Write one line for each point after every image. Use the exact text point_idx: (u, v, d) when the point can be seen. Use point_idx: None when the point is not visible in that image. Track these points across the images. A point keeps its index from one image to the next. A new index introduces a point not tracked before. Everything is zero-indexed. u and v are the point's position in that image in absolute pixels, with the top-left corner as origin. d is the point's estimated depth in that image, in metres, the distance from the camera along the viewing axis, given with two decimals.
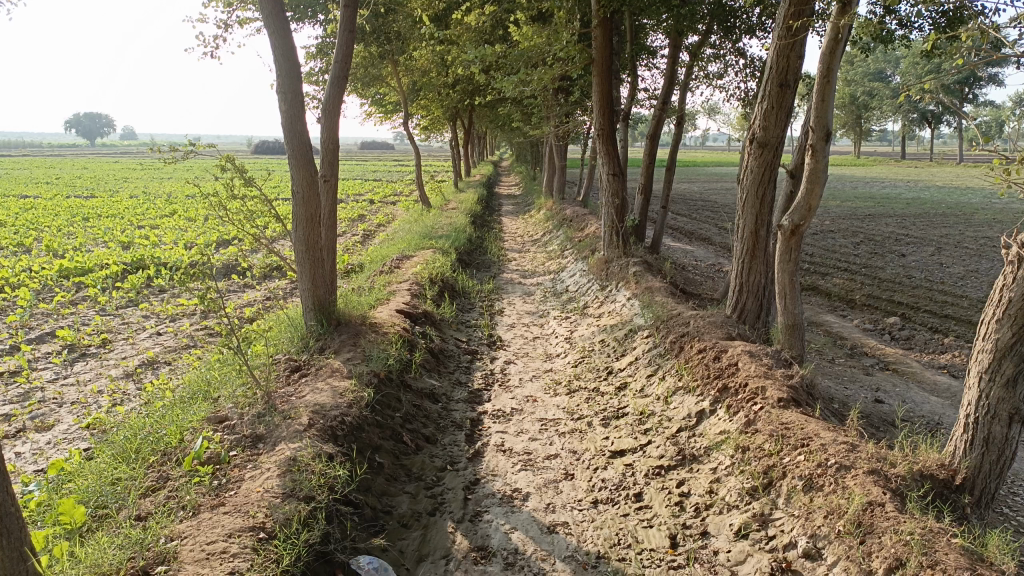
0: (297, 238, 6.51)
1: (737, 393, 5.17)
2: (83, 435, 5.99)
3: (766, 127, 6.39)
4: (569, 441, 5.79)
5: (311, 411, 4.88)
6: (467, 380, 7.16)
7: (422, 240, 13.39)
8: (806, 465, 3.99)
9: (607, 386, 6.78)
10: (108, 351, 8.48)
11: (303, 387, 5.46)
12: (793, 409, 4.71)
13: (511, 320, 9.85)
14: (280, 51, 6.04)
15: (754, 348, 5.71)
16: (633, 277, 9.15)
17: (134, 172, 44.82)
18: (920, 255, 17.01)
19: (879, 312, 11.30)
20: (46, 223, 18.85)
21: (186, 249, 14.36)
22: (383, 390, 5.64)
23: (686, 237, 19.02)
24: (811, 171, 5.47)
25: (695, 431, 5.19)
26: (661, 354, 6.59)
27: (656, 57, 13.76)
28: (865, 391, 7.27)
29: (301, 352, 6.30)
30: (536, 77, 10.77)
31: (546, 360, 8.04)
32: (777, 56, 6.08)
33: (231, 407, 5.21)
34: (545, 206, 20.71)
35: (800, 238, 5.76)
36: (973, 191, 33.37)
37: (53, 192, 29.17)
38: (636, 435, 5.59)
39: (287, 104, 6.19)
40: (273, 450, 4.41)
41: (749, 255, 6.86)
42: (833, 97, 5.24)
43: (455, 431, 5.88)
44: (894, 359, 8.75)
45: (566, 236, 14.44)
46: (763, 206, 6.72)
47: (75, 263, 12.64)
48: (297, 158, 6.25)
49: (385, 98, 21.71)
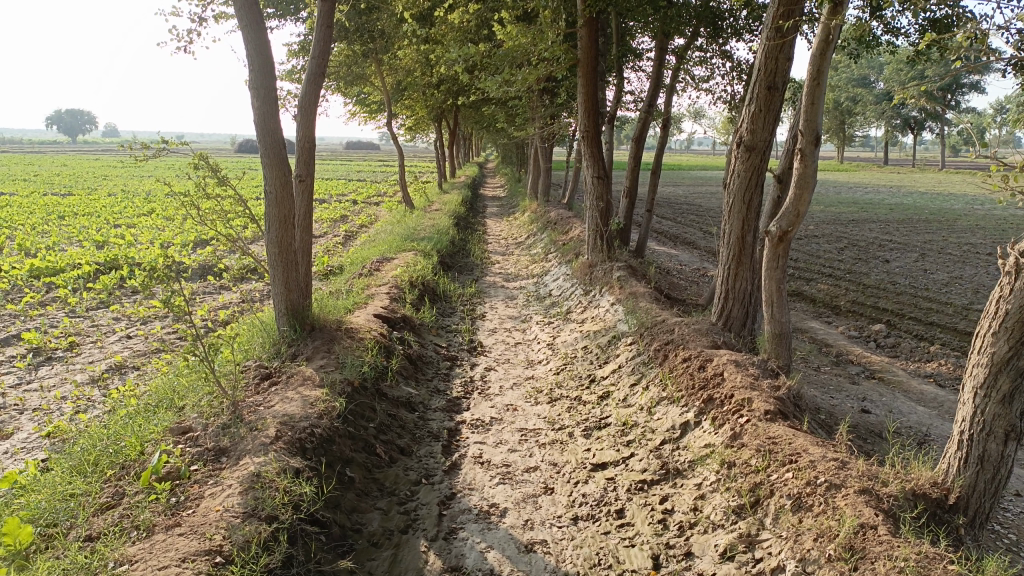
0: (270, 240, 6.28)
1: (723, 405, 5.00)
2: (42, 444, 5.73)
3: (754, 130, 6.24)
4: (549, 452, 5.60)
5: (279, 422, 4.66)
6: (445, 388, 6.95)
7: (404, 241, 13.17)
8: (794, 483, 3.82)
9: (589, 395, 6.60)
10: (75, 355, 8.20)
11: (272, 396, 5.24)
12: (781, 422, 4.54)
13: (493, 324, 9.66)
14: (252, 46, 5.81)
15: (740, 358, 5.55)
16: (618, 282, 8.99)
17: (114, 169, 44.18)
18: (904, 260, 17.00)
19: (865, 318, 11.21)
20: (20, 221, 18.44)
21: (161, 249, 14.05)
22: (356, 399, 5.42)
23: (671, 241, 18.90)
24: (799, 176, 5.32)
25: (679, 444, 5.02)
26: (645, 362, 6.42)
27: (642, 60, 13.63)
28: (851, 401, 7.14)
29: (272, 359, 6.06)
30: (520, 77, 10.58)
31: (527, 367, 7.85)
32: (766, 58, 5.94)
33: (195, 417, 4.97)
34: (529, 208, 20.55)
35: (787, 245, 5.61)
36: (955, 197, 33.62)
37: (30, 189, 28.68)
38: (619, 447, 5.41)
39: (260, 101, 5.95)
40: (236, 465, 4.19)
41: (735, 261, 6.70)
42: (822, 100, 5.09)
43: (432, 442, 5.68)
44: (880, 367, 8.64)
45: (551, 239, 14.27)
46: (750, 211, 6.57)
47: (46, 263, 12.31)
48: (270, 157, 6.03)
49: (369, 98, 21.47)
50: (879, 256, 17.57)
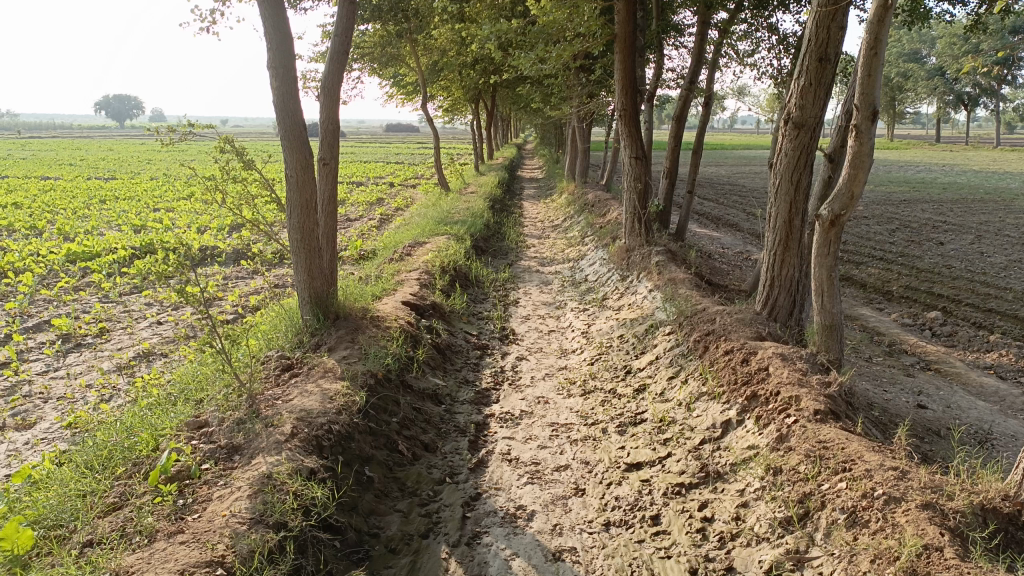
0: (291, 225, 6.06)
1: (768, 403, 4.66)
2: (62, 436, 5.62)
3: (802, 106, 5.83)
4: (580, 450, 5.31)
5: (296, 418, 4.44)
6: (475, 379, 6.68)
7: (437, 225, 12.94)
8: (849, 495, 3.48)
9: (624, 388, 6.28)
10: (104, 342, 8.13)
11: (291, 389, 5.03)
12: (832, 424, 4.18)
13: (526, 311, 9.37)
14: (270, 23, 5.57)
15: (786, 351, 5.17)
16: (656, 267, 8.63)
17: (159, 153, 44.73)
18: (959, 243, 16.26)
19: (918, 305, 10.65)
20: (62, 205, 18.64)
21: (197, 233, 14.04)
22: (379, 393, 5.19)
23: (713, 223, 18.37)
24: (854, 154, 4.90)
25: (721, 444, 4.69)
26: (684, 354, 6.07)
27: (683, 35, 13.13)
28: (906, 396, 6.71)
29: (295, 349, 5.86)
30: (555, 54, 10.19)
31: (561, 356, 7.55)
32: (816, 28, 5.55)
33: (212, 411, 4.79)
34: (567, 190, 20.15)
35: (840, 230, 5.19)
36: (1012, 176, 32.20)
37: (76, 174, 29.14)
38: (655, 446, 5.09)
39: (278, 81, 5.71)
40: (248, 465, 3.98)
41: (781, 247, 6.28)
42: (880, 71, 4.68)
43: (458, 437, 5.43)
44: (936, 358, 8.14)
45: (587, 222, 13.90)
46: (798, 193, 6.14)
47: (83, 247, 12.35)
48: (291, 139, 5.79)
49: (405, 79, 21.22)
50: (933, 239, 16.81)
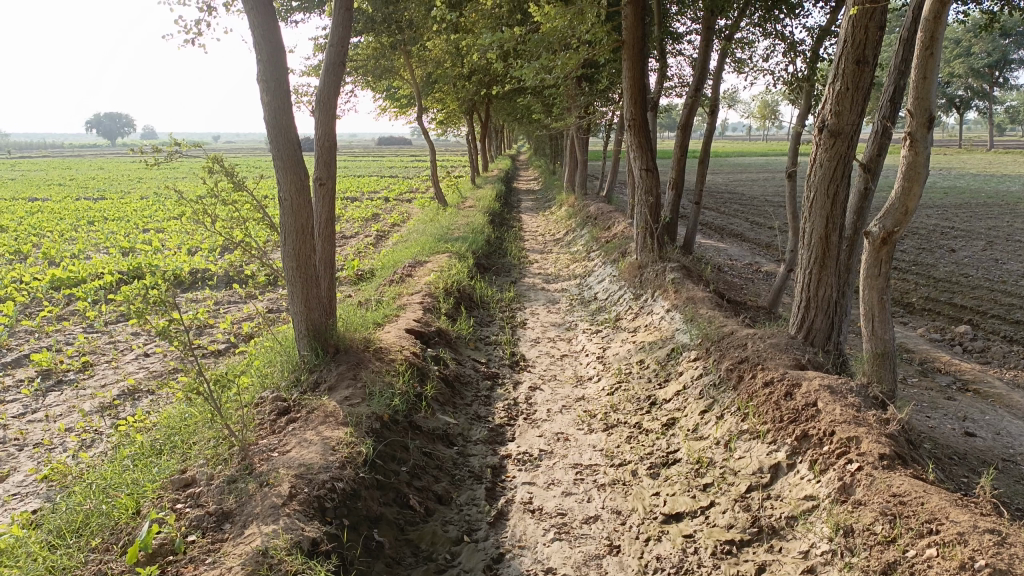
0: (286, 253, 5.55)
1: (821, 445, 4.17)
2: (37, 490, 5.09)
3: (839, 112, 5.37)
4: (610, 497, 4.81)
5: (294, 475, 3.93)
6: (486, 415, 6.15)
7: (438, 242, 12.46)
8: (944, 566, 3.00)
9: (651, 422, 5.77)
10: (87, 378, 7.60)
11: (288, 438, 4.50)
12: (902, 472, 3.70)
13: (535, 333, 8.88)
14: (259, 31, 5.08)
15: (833, 382, 4.68)
16: (672, 285, 8.15)
17: (148, 170, 44.22)
18: (970, 250, 15.83)
19: (942, 318, 10.20)
20: (49, 228, 18.08)
21: (187, 256, 13.53)
22: (385, 439, 4.68)
23: (717, 233, 17.93)
24: (908, 166, 4.49)
25: (771, 492, 4.21)
26: (715, 385, 5.58)
27: (684, 43, 12.73)
28: (950, 422, 6.23)
29: (292, 388, 5.34)
30: (559, 63, 9.74)
31: (577, 385, 7.04)
32: (853, 29, 5.12)
33: (199, 466, 4.27)
34: (566, 201, 19.69)
35: (892, 248, 4.75)
36: (1010, 178, 31.81)
37: (64, 194, 28.58)
38: (694, 493, 4.59)
39: (269, 95, 5.22)
40: (240, 537, 3.47)
41: (817, 265, 5.79)
42: (936, 73, 4.26)
43: (474, 484, 4.92)
44: (974, 378, 7.65)
45: (592, 236, 13.45)
46: (834, 207, 5.66)
47: (68, 273, 11.81)
48: (283, 159, 5.31)
49: (398, 91, 20.78)
50: (944, 246, 16.37)
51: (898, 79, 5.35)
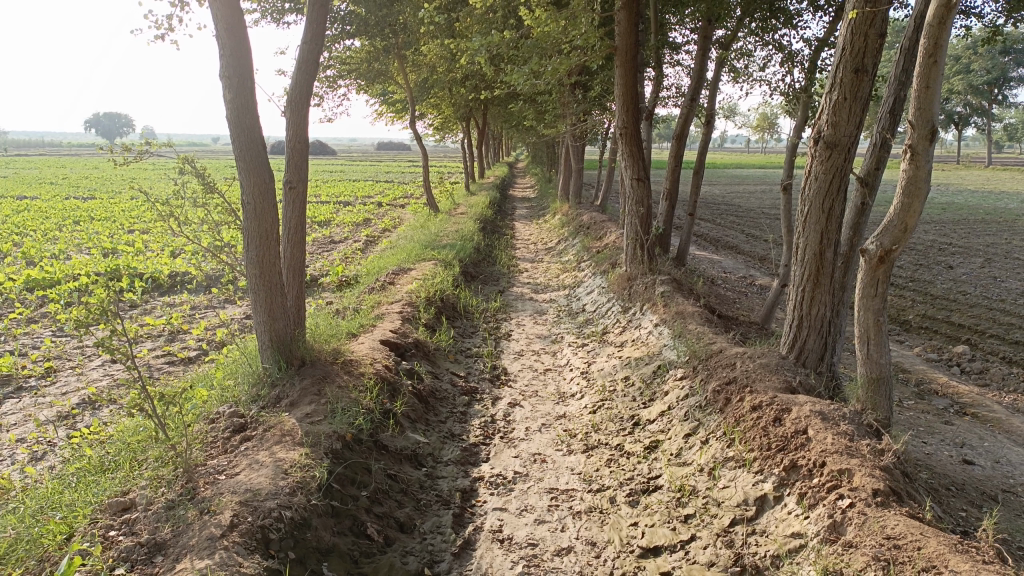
0: (249, 259, 5.26)
1: (811, 477, 3.90)
2: None
3: (835, 122, 5.09)
4: (586, 526, 4.51)
5: (239, 502, 3.63)
6: (461, 433, 5.85)
7: (425, 249, 12.16)
8: None
9: (633, 445, 5.47)
10: (48, 384, 7.28)
11: (239, 459, 4.20)
12: (896, 511, 3.43)
13: (520, 345, 8.59)
14: (224, 25, 4.82)
15: (825, 408, 4.40)
16: (661, 298, 7.87)
17: (142, 172, 43.94)
18: (969, 267, 15.57)
19: (940, 337, 9.93)
20: (33, 227, 17.74)
21: (169, 258, 13.22)
22: (345, 461, 4.38)
23: (712, 246, 17.67)
24: (908, 180, 4.22)
25: (756, 527, 3.93)
26: (701, 407, 5.28)
27: (681, 52, 12.49)
28: (947, 449, 5.94)
29: (251, 403, 5.03)
30: (551, 68, 9.48)
31: (558, 402, 6.74)
32: (851, 35, 4.86)
33: (140, 489, 3.96)
34: (561, 210, 19.43)
35: (890, 267, 4.46)
36: (1009, 195, 31.61)
37: (54, 193, 28.26)
38: (675, 525, 4.29)
39: (232, 92, 4.94)
40: (170, 572, 3.16)
41: (811, 282, 5.49)
42: (940, 82, 3.99)
43: (441, 510, 4.61)
44: (972, 401, 7.36)
45: (583, 246, 13.18)
46: (829, 222, 5.37)
47: (43, 274, 11.48)
48: (247, 160, 5.03)
49: (392, 95, 20.51)
50: (942, 262, 16.11)
51: (898, 89, 5.08)
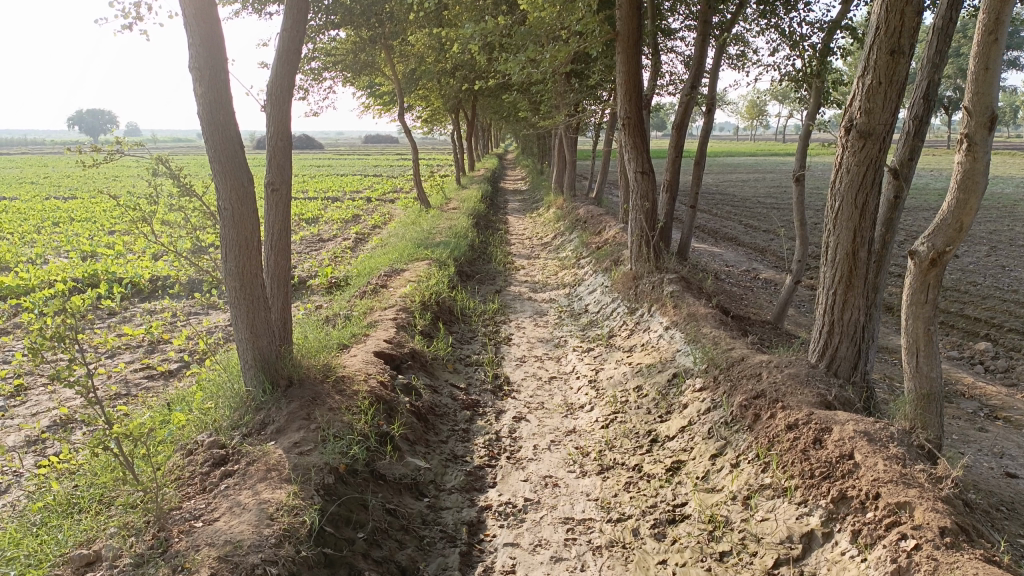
0: (227, 270, 4.77)
1: (865, 511, 3.46)
2: None
3: (869, 110, 4.64)
4: (609, 563, 4.06)
5: (217, 557, 3.17)
6: (464, 454, 5.39)
7: (417, 248, 11.66)
8: None
9: (652, 465, 5.03)
10: (18, 405, 6.74)
11: (219, 501, 3.72)
12: (971, 554, 2.98)
13: (521, 350, 8.12)
14: (192, 12, 4.32)
15: (870, 427, 3.94)
16: (671, 299, 7.42)
17: (124, 169, 43.12)
18: (975, 255, 15.20)
19: (958, 332, 9.52)
20: (10, 230, 17.09)
21: (149, 262, 12.66)
22: (337, 500, 3.91)
23: (711, 237, 17.23)
24: (964, 174, 3.78)
25: (805, 569, 3.51)
26: (727, 423, 4.83)
27: (677, 39, 12.00)
28: (988, 461, 5.51)
29: (233, 432, 4.53)
30: (548, 56, 8.98)
31: (566, 414, 6.28)
32: (886, 12, 4.40)
33: (107, 538, 3.47)
34: (555, 203, 18.95)
35: (941, 271, 4.02)
36: (1003, 180, 31.39)
37: (35, 193, 27.53)
38: (709, 564, 3.87)
39: (204, 86, 4.45)
40: None
41: (843, 285, 5.04)
42: (1001, 62, 3.54)
43: (446, 549, 4.16)
44: (1003, 404, 6.95)
45: (582, 241, 12.71)
46: (863, 219, 4.90)
47: (17, 280, 10.89)
48: (222, 161, 4.55)
49: (380, 88, 19.93)
50: None
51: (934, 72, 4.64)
